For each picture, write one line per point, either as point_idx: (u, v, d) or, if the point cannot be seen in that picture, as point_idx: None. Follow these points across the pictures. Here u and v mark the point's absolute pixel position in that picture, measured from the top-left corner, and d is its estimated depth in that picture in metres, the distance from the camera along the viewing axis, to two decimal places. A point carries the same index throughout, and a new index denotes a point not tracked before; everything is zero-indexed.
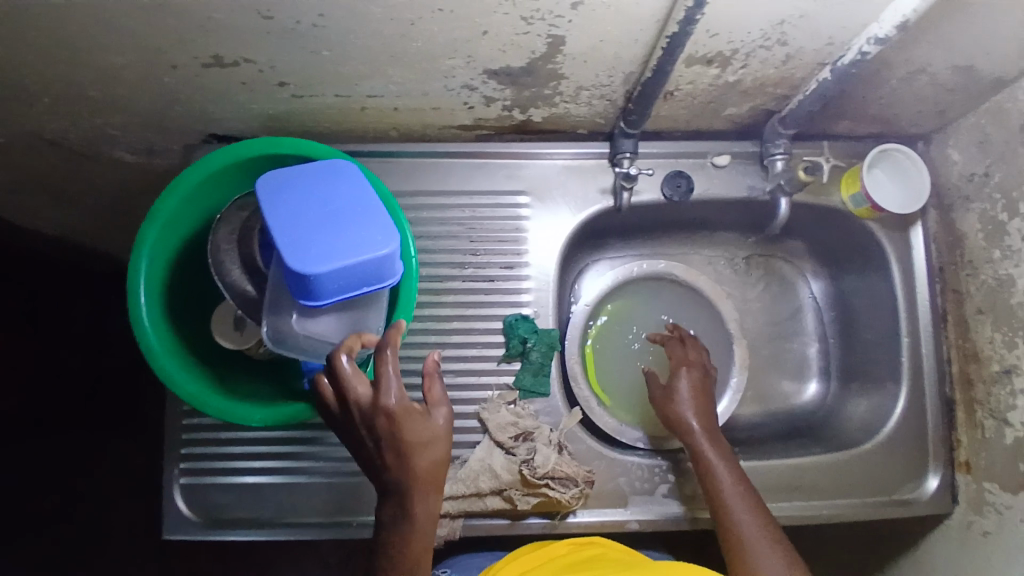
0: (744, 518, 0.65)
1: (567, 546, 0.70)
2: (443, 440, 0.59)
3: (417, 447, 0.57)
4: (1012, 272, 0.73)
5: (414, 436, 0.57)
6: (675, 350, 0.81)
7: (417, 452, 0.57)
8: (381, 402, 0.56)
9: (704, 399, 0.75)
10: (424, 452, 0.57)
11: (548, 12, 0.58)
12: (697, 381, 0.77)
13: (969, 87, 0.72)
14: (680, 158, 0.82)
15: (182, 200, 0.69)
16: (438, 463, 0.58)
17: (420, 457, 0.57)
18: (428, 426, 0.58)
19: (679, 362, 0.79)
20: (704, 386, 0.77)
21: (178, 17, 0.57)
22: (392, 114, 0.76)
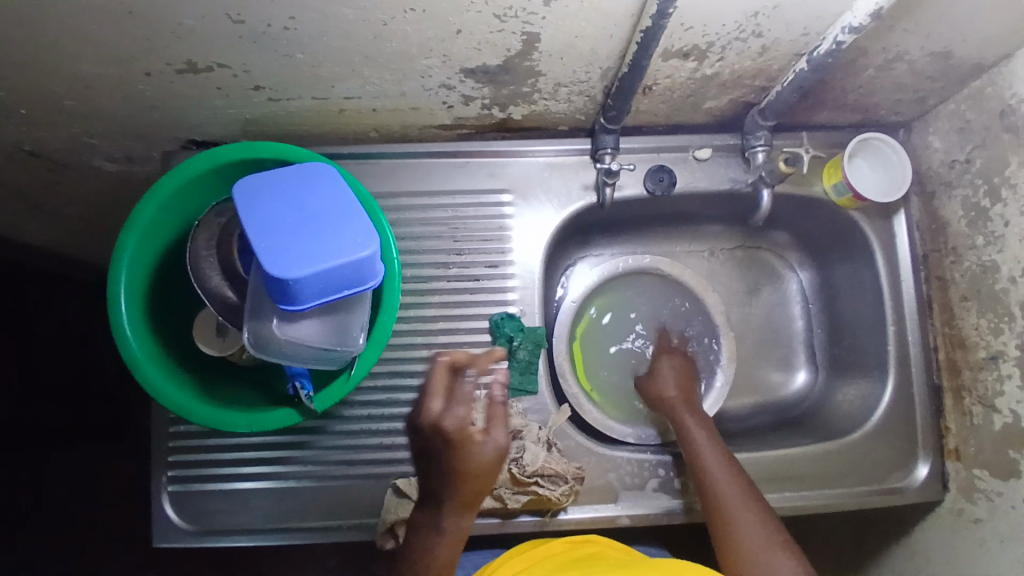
0: (720, 475, 0.69)
1: (564, 544, 0.67)
2: (494, 472, 0.61)
3: (466, 472, 0.60)
4: (996, 258, 0.73)
5: (465, 459, 0.60)
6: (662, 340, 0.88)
7: (465, 476, 0.60)
8: (444, 420, 0.62)
9: (687, 381, 0.82)
10: (472, 477, 0.60)
11: (521, 10, 0.57)
12: (680, 364, 0.85)
13: (947, 73, 0.72)
14: (661, 152, 0.82)
15: (161, 207, 0.69)
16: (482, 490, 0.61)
17: (468, 481, 0.60)
18: (484, 456, 0.60)
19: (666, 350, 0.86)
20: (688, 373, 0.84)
21: (148, 23, 0.57)
22: (371, 116, 0.76)
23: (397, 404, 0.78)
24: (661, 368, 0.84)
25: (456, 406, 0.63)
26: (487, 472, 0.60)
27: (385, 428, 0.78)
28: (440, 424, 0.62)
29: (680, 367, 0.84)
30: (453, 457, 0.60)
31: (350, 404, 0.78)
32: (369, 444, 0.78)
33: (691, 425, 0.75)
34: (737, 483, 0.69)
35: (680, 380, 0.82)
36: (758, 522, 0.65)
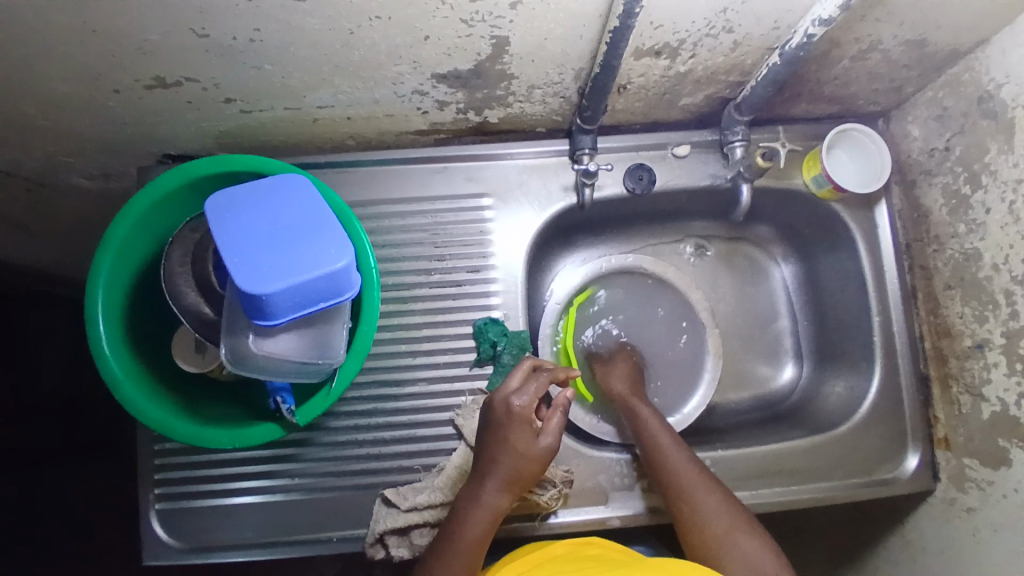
0: (679, 461, 0.70)
1: (565, 545, 0.67)
2: (545, 466, 0.65)
3: (522, 459, 0.64)
4: (978, 246, 0.73)
5: (524, 448, 0.64)
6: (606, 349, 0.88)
7: (521, 463, 0.64)
8: (510, 400, 0.65)
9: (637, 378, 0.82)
10: (528, 465, 0.64)
11: (487, 14, 0.57)
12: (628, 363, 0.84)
13: (922, 62, 0.71)
14: (640, 150, 0.81)
15: (137, 224, 0.68)
16: (529, 481, 0.65)
17: (521, 468, 0.64)
18: (543, 449, 0.65)
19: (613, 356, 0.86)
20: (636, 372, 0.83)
21: (112, 41, 0.56)
22: (346, 124, 0.76)
23: (383, 413, 0.78)
24: (611, 370, 0.83)
25: (527, 391, 0.66)
26: (541, 463, 0.65)
27: (372, 437, 0.78)
28: (506, 409, 0.65)
29: (628, 367, 0.84)
30: (513, 443, 0.64)
31: (335, 415, 0.78)
32: (356, 455, 0.78)
33: (645, 416, 0.75)
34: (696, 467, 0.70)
35: (632, 377, 0.82)
36: (721, 501, 0.66)
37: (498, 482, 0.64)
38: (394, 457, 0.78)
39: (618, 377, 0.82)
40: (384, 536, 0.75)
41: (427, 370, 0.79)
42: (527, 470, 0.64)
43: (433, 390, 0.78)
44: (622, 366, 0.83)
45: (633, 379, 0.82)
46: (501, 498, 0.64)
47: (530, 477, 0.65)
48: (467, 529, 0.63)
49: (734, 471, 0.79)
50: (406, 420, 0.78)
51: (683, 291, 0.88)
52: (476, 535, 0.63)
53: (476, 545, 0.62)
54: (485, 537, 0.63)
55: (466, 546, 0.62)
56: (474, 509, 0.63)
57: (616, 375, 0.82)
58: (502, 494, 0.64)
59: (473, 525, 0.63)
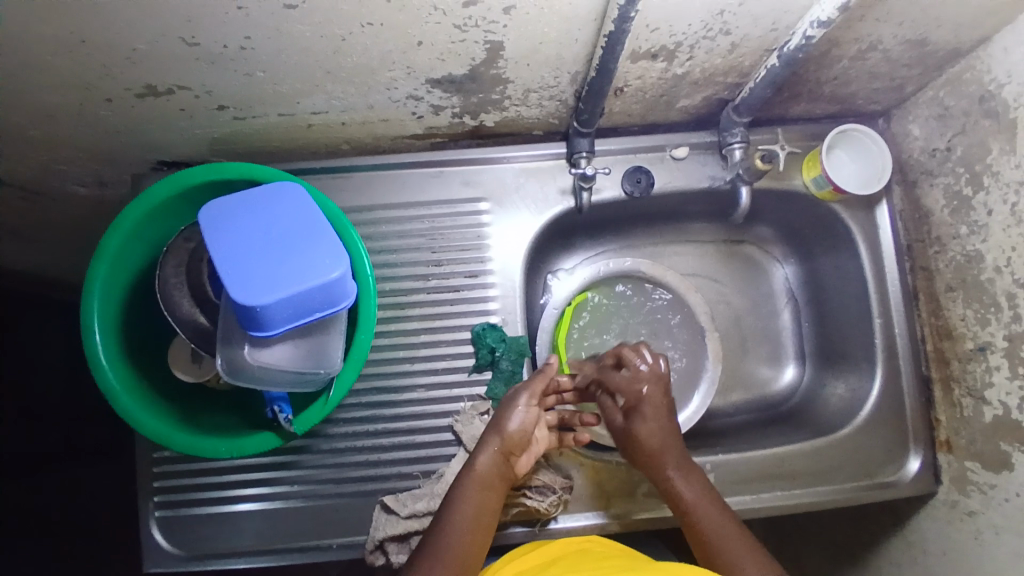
0: (715, 520, 0.63)
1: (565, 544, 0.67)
2: (527, 424, 0.68)
3: (500, 418, 0.68)
4: (980, 248, 0.72)
5: (503, 410, 0.69)
6: (621, 381, 0.72)
7: (499, 423, 0.68)
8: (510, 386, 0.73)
9: (669, 416, 0.71)
10: (507, 421, 0.68)
11: (481, 18, 0.56)
12: (657, 400, 0.71)
13: (922, 61, 0.71)
14: (637, 153, 0.81)
15: (129, 234, 0.67)
16: (516, 441, 0.67)
17: (501, 426, 0.67)
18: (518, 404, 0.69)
19: (632, 400, 0.71)
20: (659, 425, 0.70)
21: (101, 51, 0.56)
22: (341, 129, 0.75)
23: (382, 420, 0.78)
24: (637, 420, 0.70)
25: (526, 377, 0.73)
26: (521, 420, 0.68)
27: (371, 444, 0.77)
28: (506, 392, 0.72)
29: (656, 413, 0.71)
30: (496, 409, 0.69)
31: (334, 422, 0.77)
32: (355, 462, 0.77)
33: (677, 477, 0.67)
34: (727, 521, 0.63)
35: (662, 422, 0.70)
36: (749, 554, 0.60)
37: (485, 445, 0.67)
38: (394, 464, 0.77)
39: (645, 432, 0.70)
40: (384, 543, 0.75)
41: (425, 376, 0.78)
42: (505, 426, 0.67)
43: (432, 396, 0.78)
44: (648, 418, 0.70)
45: (664, 425, 0.70)
46: (486, 460, 0.66)
47: (517, 441, 0.67)
48: (455, 497, 0.64)
49: (735, 477, 0.78)
50: (405, 426, 0.78)
51: (682, 295, 0.87)
52: (466, 502, 0.63)
53: (465, 510, 0.63)
54: (476, 502, 0.63)
55: (454, 511, 0.63)
56: (463, 477, 0.65)
57: (644, 425, 0.70)
58: (487, 455, 0.66)
59: (462, 491, 0.64)
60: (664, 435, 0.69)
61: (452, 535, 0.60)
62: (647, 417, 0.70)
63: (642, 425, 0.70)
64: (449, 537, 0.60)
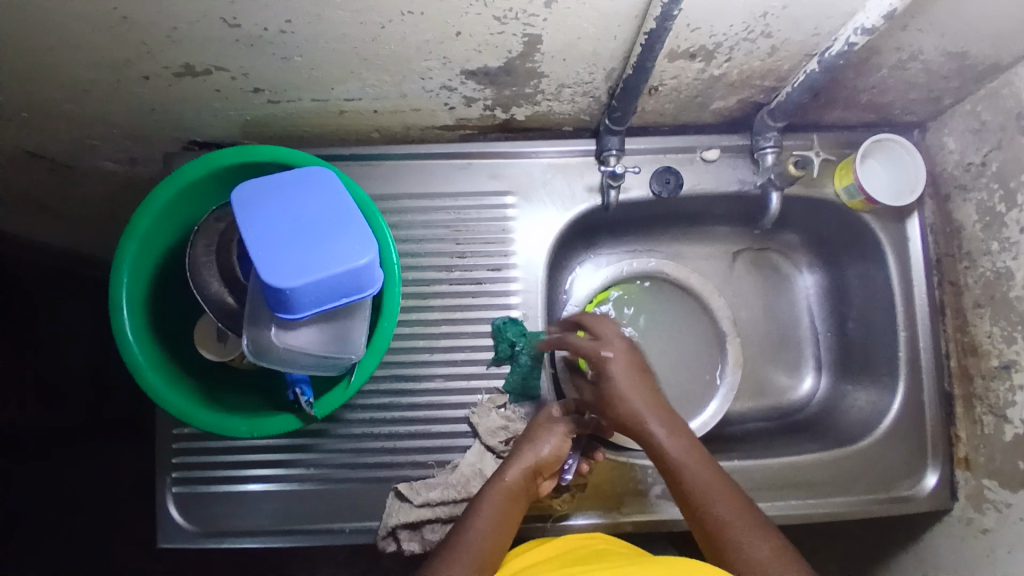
0: (709, 486, 0.61)
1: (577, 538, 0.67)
2: (559, 449, 0.70)
3: (535, 439, 0.70)
4: (1010, 265, 0.71)
5: (537, 434, 0.71)
6: (584, 348, 0.71)
7: (534, 443, 0.70)
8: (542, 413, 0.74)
9: (644, 375, 0.69)
10: (543, 442, 0.70)
11: (521, 11, 0.56)
12: (623, 359, 0.69)
13: (964, 73, 0.69)
14: (667, 153, 0.80)
15: (161, 212, 0.68)
16: (548, 463, 0.69)
17: (537, 446, 0.69)
18: (555, 430, 0.71)
19: (597, 362, 0.70)
20: (635, 377, 0.68)
21: (143, 29, 0.56)
22: (372, 117, 0.75)
23: (399, 408, 0.78)
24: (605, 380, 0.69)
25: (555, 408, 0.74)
26: (555, 445, 0.70)
27: (387, 431, 0.78)
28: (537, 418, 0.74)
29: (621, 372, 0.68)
30: (530, 432, 0.72)
31: (351, 408, 0.78)
32: (371, 448, 0.78)
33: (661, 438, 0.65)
34: (724, 489, 0.62)
35: (634, 382, 0.68)
36: (748, 520, 0.59)
37: (517, 459, 0.68)
38: (409, 452, 0.78)
39: (615, 392, 0.67)
40: (396, 530, 0.75)
41: (444, 367, 0.79)
42: (540, 447, 0.69)
43: (450, 387, 0.78)
44: (611, 377, 0.68)
45: (634, 384, 0.68)
46: (516, 473, 0.67)
47: (547, 463, 0.69)
48: (482, 501, 0.65)
49: (749, 482, 0.78)
50: (422, 416, 0.78)
51: (705, 298, 0.87)
52: (493, 507, 0.64)
53: (490, 517, 0.63)
54: (503, 509, 0.64)
55: (482, 514, 0.63)
56: (492, 484, 0.67)
57: (614, 383, 0.68)
58: (519, 468, 0.67)
59: (489, 496, 0.65)
60: (633, 392, 0.67)
61: (479, 535, 0.61)
62: (618, 376, 0.68)
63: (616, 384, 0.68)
64: (475, 536, 0.61)
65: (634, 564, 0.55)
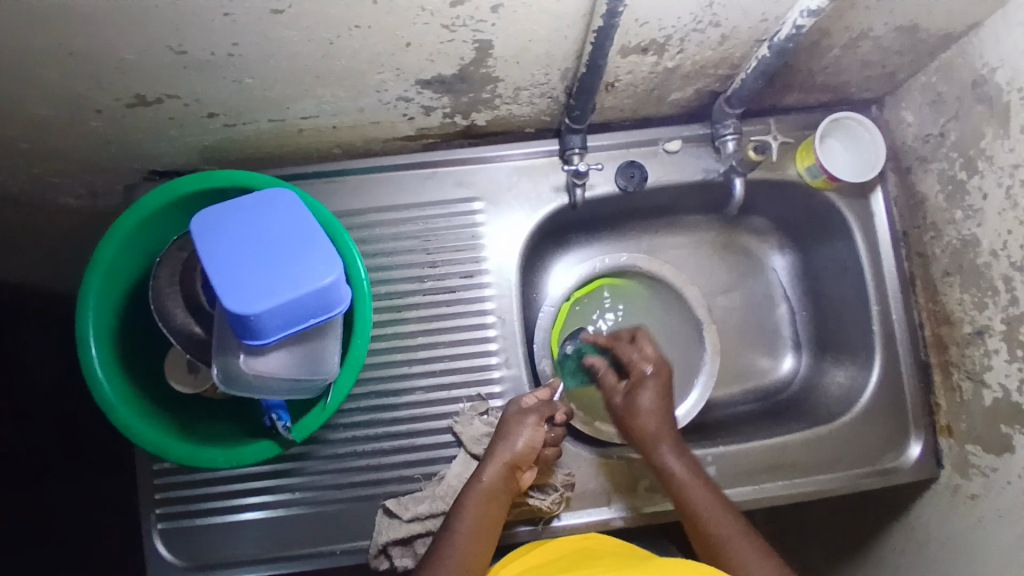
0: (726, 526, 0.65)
1: (570, 540, 0.68)
2: (534, 443, 0.68)
3: (510, 433, 0.69)
4: (976, 232, 0.73)
5: (507, 426, 0.69)
6: (634, 358, 0.77)
7: (506, 437, 0.68)
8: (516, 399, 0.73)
9: (668, 409, 0.73)
10: (518, 437, 0.68)
11: (469, 18, 0.56)
12: (659, 384, 0.74)
13: (915, 47, 0.70)
14: (631, 148, 0.80)
15: (122, 244, 0.66)
16: (524, 457, 0.68)
17: (509, 442, 0.68)
18: (527, 422, 0.69)
19: (642, 378, 0.75)
20: (666, 404, 0.73)
21: (90, 61, 0.55)
22: (332, 133, 0.74)
23: (382, 424, 0.77)
24: (636, 396, 0.74)
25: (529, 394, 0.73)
26: (528, 438, 0.68)
27: (371, 448, 0.77)
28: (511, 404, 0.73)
29: (657, 391, 0.74)
30: (502, 423, 0.70)
31: (333, 428, 0.77)
32: (356, 467, 0.77)
33: (678, 464, 0.69)
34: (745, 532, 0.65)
35: (662, 404, 0.73)
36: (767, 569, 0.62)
37: (491, 458, 0.67)
38: (395, 468, 0.77)
39: (644, 406, 0.73)
40: (388, 547, 0.74)
41: (424, 379, 0.78)
42: (512, 441, 0.68)
43: (432, 398, 0.78)
44: (648, 392, 0.74)
45: (662, 404, 0.73)
46: (492, 472, 0.66)
47: (523, 456, 0.68)
48: (462, 507, 0.65)
49: (735, 466, 0.79)
50: (405, 429, 0.77)
51: (679, 289, 0.86)
52: (472, 515, 0.64)
53: (473, 522, 0.64)
54: (483, 514, 0.64)
55: (462, 522, 0.63)
56: (471, 486, 0.66)
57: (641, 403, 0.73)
58: (494, 468, 0.67)
59: (468, 501, 0.65)
60: (661, 414, 0.72)
61: (460, 546, 0.62)
62: (646, 394, 0.73)
63: (642, 400, 0.73)
64: (457, 546, 0.62)
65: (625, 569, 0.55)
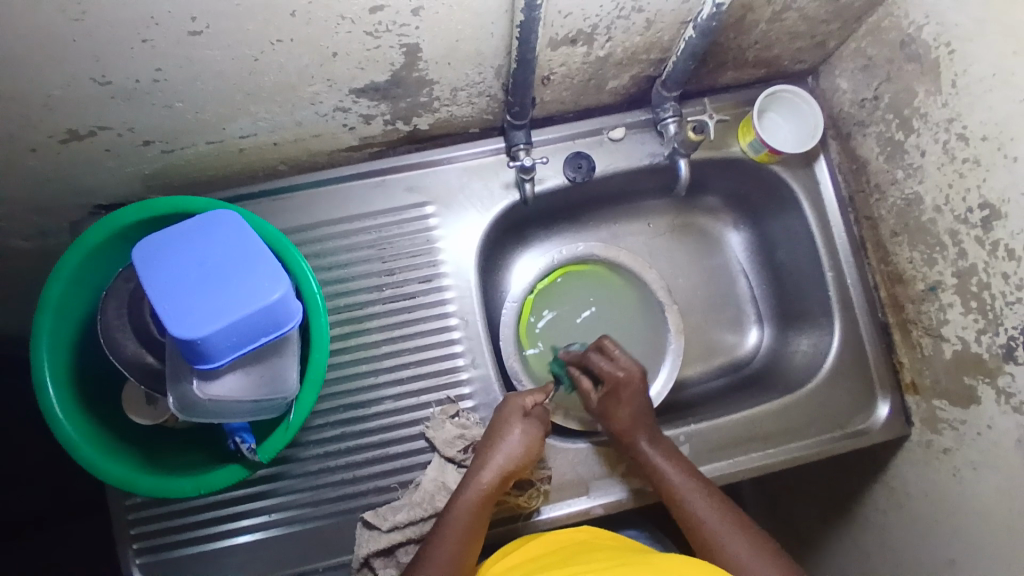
0: (710, 516, 0.66)
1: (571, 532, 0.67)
2: (532, 452, 0.69)
3: (503, 437, 0.68)
4: (917, 190, 0.74)
5: (511, 431, 0.69)
6: (602, 367, 0.76)
7: (498, 442, 0.68)
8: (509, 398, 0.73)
9: (645, 416, 0.74)
10: (513, 442, 0.68)
11: (391, 23, 0.56)
12: (635, 388, 0.75)
13: (840, 14, 0.72)
14: (576, 139, 0.81)
15: (69, 282, 0.66)
16: (517, 465, 0.68)
17: (509, 447, 0.68)
18: (520, 426, 0.69)
19: (612, 385, 0.75)
20: (644, 408, 0.74)
21: (14, 101, 0.55)
22: (274, 149, 0.74)
23: (353, 437, 0.77)
24: (616, 400, 0.74)
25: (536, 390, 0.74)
26: (523, 443, 0.68)
27: (345, 462, 0.77)
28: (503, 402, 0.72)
29: (632, 395, 0.74)
30: (503, 426, 0.69)
31: (305, 445, 0.77)
32: (331, 482, 0.77)
33: (658, 460, 0.70)
34: (742, 531, 0.64)
35: (634, 408, 0.74)
36: (757, 553, 0.62)
37: (488, 463, 0.67)
38: (370, 479, 0.77)
39: (618, 412, 0.74)
40: (370, 559, 0.74)
41: (392, 387, 0.78)
42: (509, 446, 0.68)
43: (401, 406, 0.78)
44: (621, 399, 0.74)
45: (637, 408, 0.74)
46: (488, 476, 0.67)
47: (518, 464, 0.68)
48: (458, 511, 0.65)
49: (707, 443, 0.79)
50: (377, 440, 0.77)
51: (639, 274, 0.87)
52: (465, 522, 0.64)
53: (464, 532, 0.63)
54: (475, 519, 0.65)
55: (458, 527, 0.64)
56: (467, 491, 0.66)
57: (620, 406, 0.74)
58: (494, 473, 0.67)
59: (464, 505, 0.65)
60: (635, 418, 0.73)
61: (455, 553, 0.62)
62: (622, 402, 0.74)
63: (617, 408, 0.74)
64: (452, 554, 0.62)
65: (620, 565, 0.55)
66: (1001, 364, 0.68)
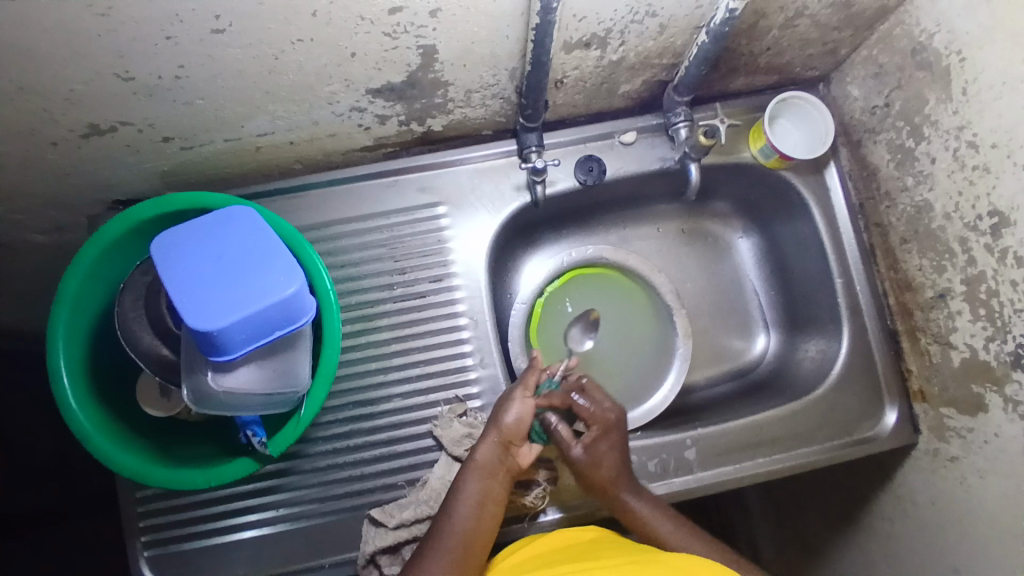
0: (685, 542, 0.67)
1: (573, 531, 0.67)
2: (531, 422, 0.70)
3: (499, 412, 0.70)
4: (928, 197, 0.74)
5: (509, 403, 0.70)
6: (589, 410, 0.74)
7: (497, 416, 0.70)
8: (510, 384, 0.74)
9: (625, 465, 0.73)
10: (507, 415, 0.69)
11: (409, 24, 0.57)
12: (617, 436, 0.74)
13: (852, 22, 0.72)
14: (587, 142, 0.82)
15: (86, 275, 0.66)
16: (514, 431, 0.69)
17: (507, 418, 0.69)
18: (515, 398, 0.70)
19: (598, 430, 0.74)
20: (625, 454, 0.73)
21: (39, 95, 0.56)
22: (291, 148, 0.75)
23: (361, 434, 0.78)
24: (600, 447, 0.73)
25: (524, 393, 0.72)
26: (517, 413, 0.69)
27: (353, 459, 0.77)
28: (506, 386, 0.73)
29: (617, 440, 0.74)
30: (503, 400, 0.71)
31: (313, 441, 0.77)
32: (339, 478, 0.77)
33: (644, 512, 0.70)
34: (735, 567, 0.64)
35: (620, 457, 0.73)
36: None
37: (488, 434, 0.69)
38: (377, 476, 0.77)
39: (606, 460, 0.72)
40: (376, 556, 0.74)
41: (401, 385, 0.79)
42: (504, 419, 0.69)
43: (410, 404, 0.78)
44: (608, 444, 0.73)
45: (620, 458, 0.73)
46: (489, 447, 0.68)
47: (516, 432, 0.69)
48: (464, 484, 0.66)
49: (713, 447, 0.79)
50: (385, 437, 0.78)
51: (647, 276, 0.89)
52: (471, 493, 0.66)
53: (472, 502, 0.65)
54: (481, 490, 0.66)
55: (465, 500, 0.65)
56: (473, 461, 0.68)
57: (605, 454, 0.72)
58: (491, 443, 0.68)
59: (470, 478, 0.67)
60: (620, 468, 0.72)
61: (465, 525, 0.64)
62: (607, 448, 0.73)
63: (602, 453, 0.72)
64: (461, 526, 0.64)
65: (630, 564, 0.55)
66: (1008, 372, 0.68)
